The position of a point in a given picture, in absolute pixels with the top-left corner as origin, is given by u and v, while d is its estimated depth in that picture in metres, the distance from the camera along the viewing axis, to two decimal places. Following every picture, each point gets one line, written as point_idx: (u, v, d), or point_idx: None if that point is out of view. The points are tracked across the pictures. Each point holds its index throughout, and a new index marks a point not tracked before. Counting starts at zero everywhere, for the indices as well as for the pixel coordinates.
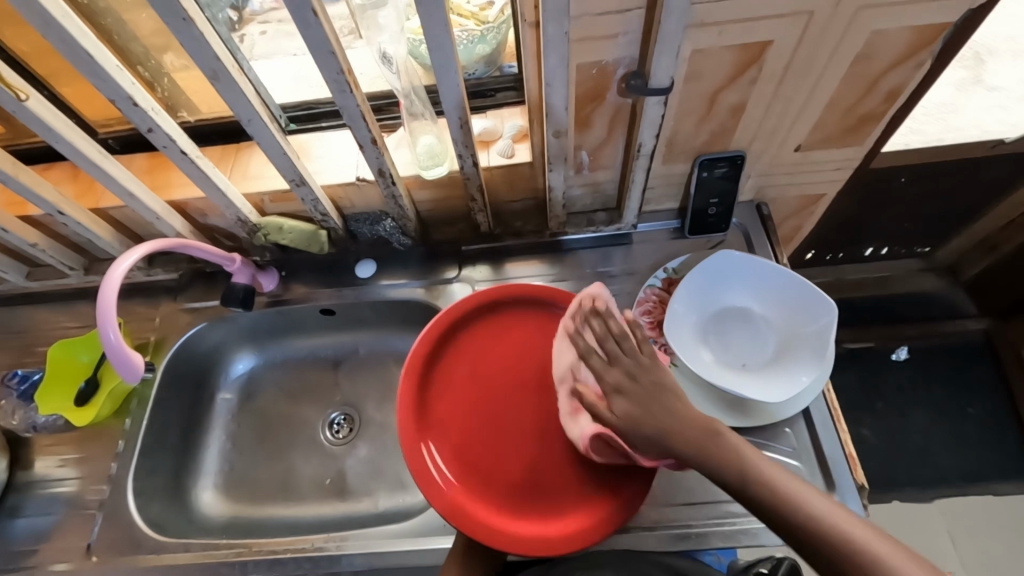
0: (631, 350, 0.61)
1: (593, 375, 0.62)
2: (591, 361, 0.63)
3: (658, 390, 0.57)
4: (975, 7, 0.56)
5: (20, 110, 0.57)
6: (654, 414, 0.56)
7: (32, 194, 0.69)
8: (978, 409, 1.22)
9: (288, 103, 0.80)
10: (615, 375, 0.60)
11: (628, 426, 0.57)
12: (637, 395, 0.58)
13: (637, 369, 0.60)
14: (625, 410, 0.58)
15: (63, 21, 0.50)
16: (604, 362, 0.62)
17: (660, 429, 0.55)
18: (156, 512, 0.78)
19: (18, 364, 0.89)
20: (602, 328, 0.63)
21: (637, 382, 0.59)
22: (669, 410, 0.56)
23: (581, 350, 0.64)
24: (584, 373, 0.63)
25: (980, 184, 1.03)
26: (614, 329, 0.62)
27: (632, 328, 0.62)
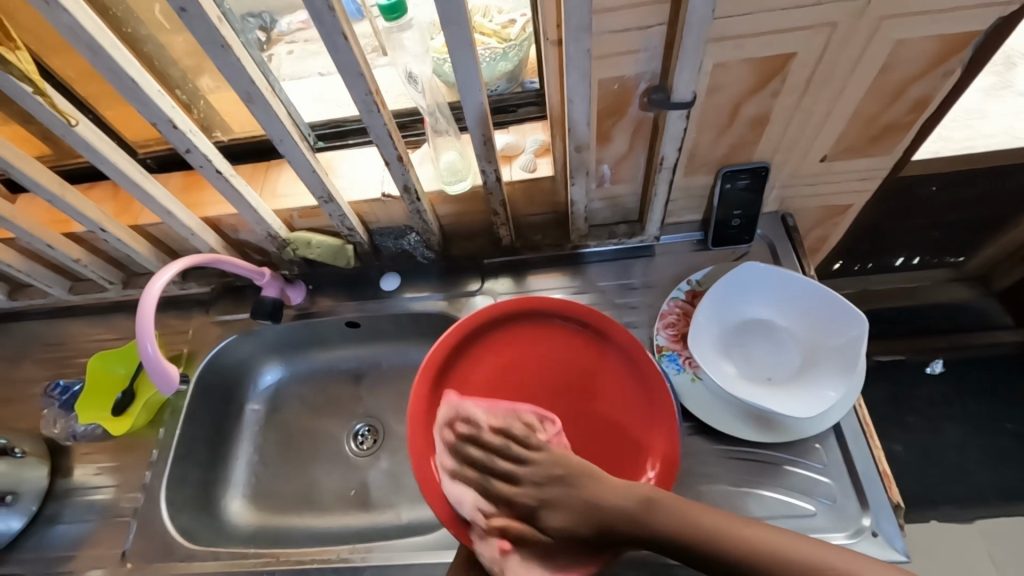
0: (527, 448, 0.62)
1: (502, 501, 0.61)
2: (490, 485, 0.62)
3: (564, 482, 0.58)
4: (1004, 15, 0.55)
5: (70, 134, 0.60)
6: (577, 513, 0.56)
7: (76, 212, 0.73)
8: (1020, 426, 1.17)
9: (317, 122, 0.83)
10: (521, 493, 0.59)
11: (567, 535, 0.56)
12: (551, 502, 0.57)
13: (537, 471, 0.59)
14: (554, 522, 0.57)
15: (110, 49, 0.53)
16: (504, 481, 0.61)
17: (596, 520, 0.55)
18: (187, 520, 0.80)
19: (59, 375, 0.92)
20: (479, 451, 0.65)
21: (544, 490, 0.58)
22: (588, 500, 0.56)
23: (475, 483, 0.63)
24: (484, 504, 0.62)
25: (1014, 191, 1.00)
26: (494, 442, 0.64)
27: (504, 432, 0.65)
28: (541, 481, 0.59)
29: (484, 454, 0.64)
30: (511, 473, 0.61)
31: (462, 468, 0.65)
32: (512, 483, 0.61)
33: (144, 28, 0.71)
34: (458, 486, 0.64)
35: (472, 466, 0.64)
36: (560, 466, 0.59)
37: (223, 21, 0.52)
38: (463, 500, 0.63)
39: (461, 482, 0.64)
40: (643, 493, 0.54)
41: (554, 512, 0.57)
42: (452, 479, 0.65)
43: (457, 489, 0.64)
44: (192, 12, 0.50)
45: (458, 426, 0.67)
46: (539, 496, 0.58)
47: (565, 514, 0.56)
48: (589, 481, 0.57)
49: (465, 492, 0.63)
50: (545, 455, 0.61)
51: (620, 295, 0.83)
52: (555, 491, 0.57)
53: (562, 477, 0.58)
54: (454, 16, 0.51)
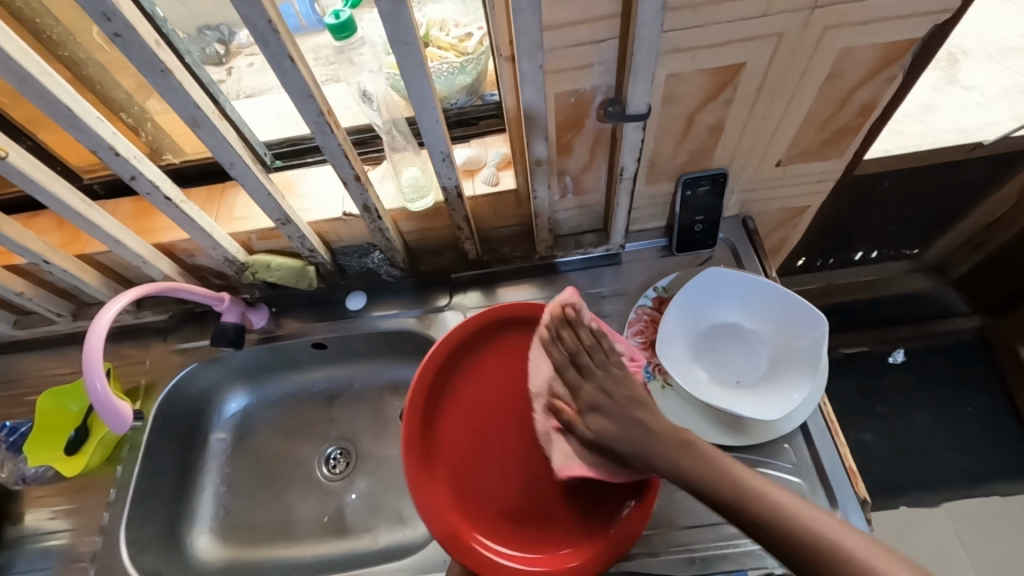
0: (603, 360, 0.65)
1: (569, 389, 0.65)
2: (566, 374, 0.66)
3: (633, 403, 0.62)
4: (939, 22, 0.57)
5: (1, 165, 0.57)
6: (626, 428, 0.60)
7: (16, 245, 0.69)
8: (977, 408, 1.23)
9: (273, 140, 0.80)
10: (589, 392, 0.64)
11: (602, 440, 0.61)
12: (607, 410, 0.62)
13: (613, 383, 0.63)
14: (599, 424, 0.62)
15: (38, 76, 0.50)
16: (578, 374, 0.65)
17: (635, 440, 0.59)
18: (151, 561, 0.77)
19: (6, 415, 0.88)
20: (572, 342, 0.67)
21: (608, 397, 0.63)
22: (637, 419, 0.60)
23: (557, 363, 0.67)
24: (559, 386, 0.67)
25: (961, 185, 1.04)
26: (586, 342, 0.66)
27: (597, 338, 0.67)
28: (610, 391, 0.63)
29: (575, 347, 0.66)
30: (589, 372, 0.65)
31: (551, 343, 0.68)
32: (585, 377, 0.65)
33: (82, 50, 0.68)
34: (539, 356, 0.68)
35: (561, 350, 0.67)
36: (629, 389, 0.63)
37: (162, 44, 0.50)
38: (538, 372, 0.68)
39: (541, 353, 0.68)
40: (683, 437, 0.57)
41: (609, 424, 0.61)
42: (539, 346, 0.68)
43: (535, 360, 0.69)
44: (126, 36, 0.47)
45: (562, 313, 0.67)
46: (603, 402, 0.63)
47: (618, 429, 0.60)
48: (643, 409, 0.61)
49: (542, 362, 0.68)
50: (621, 374, 0.64)
51: (590, 304, 0.83)
52: (616, 406, 0.62)
53: (631, 400, 0.62)
54: (404, 35, 0.50)
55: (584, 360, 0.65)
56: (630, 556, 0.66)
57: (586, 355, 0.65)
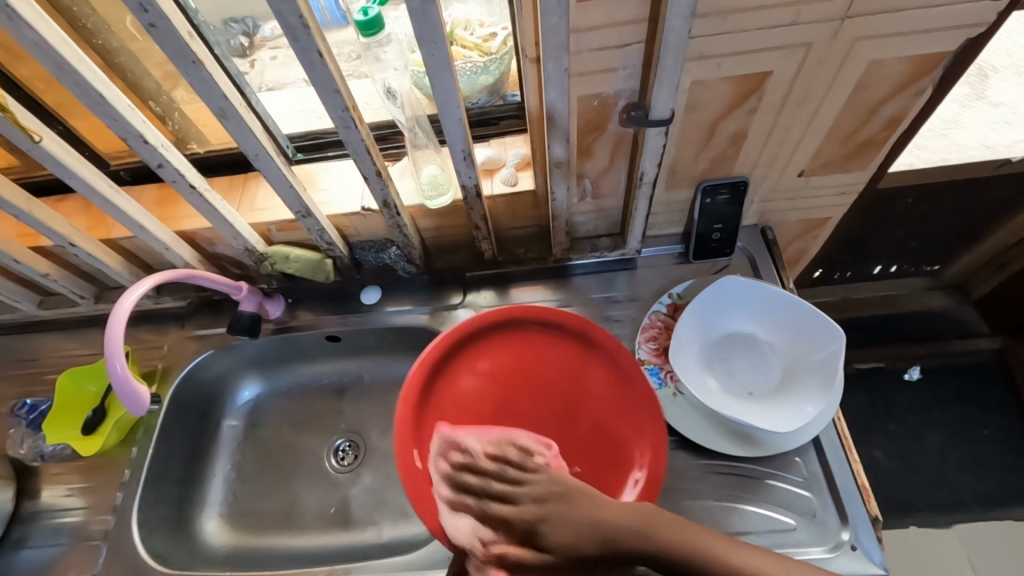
0: (519, 475, 0.62)
1: (495, 522, 0.60)
2: (487, 509, 0.61)
3: (561, 497, 0.58)
4: (974, 36, 0.56)
5: (35, 149, 0.58)
6: (579, 527, 0.55)
7: (45, 227, 0.70)
8: (994, 431, 1.20)
9: (296, 133, 0.81)
10: (518, 512, 0.59)
11: (569, 555, 0.54)
12: (552, 517, 0.56)
13: (537, 489, 0.59)
14: (553, 540, 0.55)
15: (75, 63, 0.51)
16: (499, 503, 0.61)
17: (597, 536, 0.54)
18: (160, 543, 0.78)
19: (28, 393, 0.90)
20: (477, 483, 0.64)
21: (544, 505, 0.58)
22: (592, 518, 0.55)
23: (474, 510, 0.62)
24: (484, 530, 0.60)
25: (987, 203, 1.02)
26: (492, 467, 0.64)
27: (500, 456, 0.65)
28: (540, 497, 0.59)
29: (482, 480, 0.64)
30: (508, 494, 0.61)
31: (458, 497, 0.64)
32: (508, 503, 0.60)
33: (115, 39, 0.70)
34: (454, 514, 0.63)
35: (470, 497, 0.63)
36: (559, 484, 0.59)
37: (194, 36, 0.51)
38: (459, 529, 0.61)
39: (458, 511, 0.63)
40: (646, 510, 0.54)
41: (553, 528, 0.56)
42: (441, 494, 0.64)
43: (455, 520, 0.62)
44: (161, 27, 0.48)
45: (453, 455, 0.67)
46: (536, 513, 0.58)
47: (565, 533, 0.55)
48: (584, 500, 0.57)
49: (461, 518, 0.62)
50: (542, 476, 0.61)
51: (603, 308, 0.83)
52: (552, 509, 0.57)
53: (560, 496, 0.58)
54: (431, 34, 0.51)
55: (497, 487, 0.62)
56: None
57: (498, 481, 0.63)
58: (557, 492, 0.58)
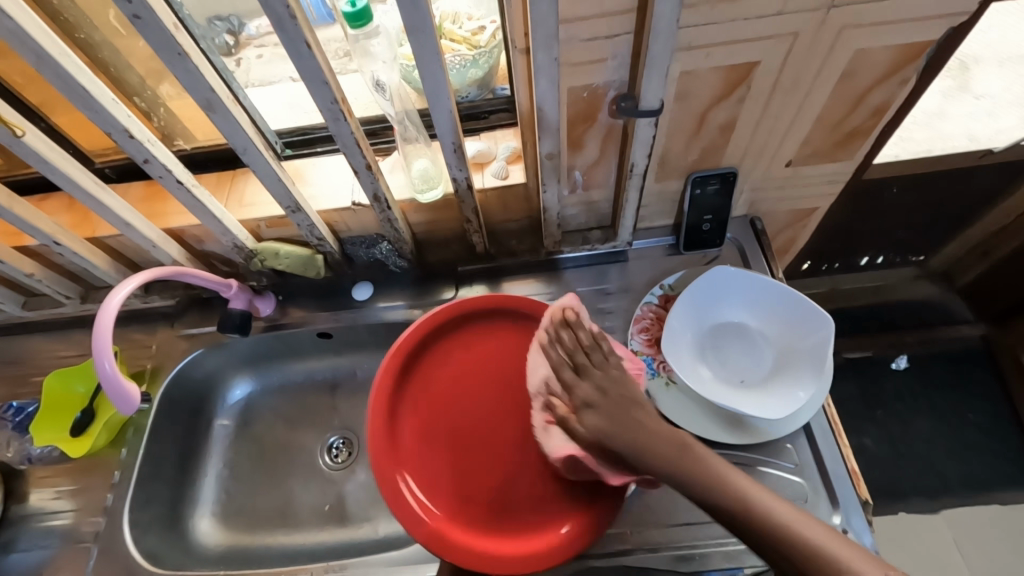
0: (598, 362, 0.62)
1: (563, 386, 0.63)
2: (562, 374, 0.63)
3: (628, 403, 0.59)
4: (956, 25, 0.57)
5: (17, 144, 0.57)
6: (621, 426, 0.57)
7: (28, 226, 0.69)
8: (979, 417, 1.22)
9: (284, 129, 0.81)
10: (585, 388, 0.61)
11: (601, 440, 0.58)
12: (604, 408, 0.59)
13: (607, 381, 0.61)
14: (597, 422, 0.58)
15: (57, 56, 0.51)
16: (573, 373, 0.63)
17: (628, 439, 0.56)
18: (153, 543, 0.77)
19: (13, 395, 0.88)
20: (570, 343, 0.65)
21: (606, 394, 0.60)
22: (636, 422, 0.57)
23: (554, 362, 0.64)
24: (556, 385, 0.64)
25: (970, 193, 1.04)
26: (581, 343, 0.64)
27: (596, 340, 0.64)
28: (607, 388, 0.60)
29: (574, 347, 0.64)
30: (585, 368, 0.62)
31: (550, 346, 0.66)
32: (580, 376, 0.62)
33: (98, 33, 0.69)
34: (538, 357, 0.66)
35: (562, 349, 0.64)
36: (626, 390, 0.60)
37: (179, 27, 0.51)
38: (534, 373, 0.66)
39: (541, 354, 0.66)
40: (683, 440, 0.54)
41: (602, 418, 0.58)
42: (536, 349, 0.67)
43: (532, 361, 0.67)
44: (146, 18, 0.48)
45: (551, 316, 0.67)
46: (597, 398, 0.60)
47: (610, 424, 0.57)
48: (634, 409, 0.58)
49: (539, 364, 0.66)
50: (615, 376, 0.61)
51: (596, 300, 0.84)
52: (610, 404, 0.59)
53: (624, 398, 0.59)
54: (420, 23, 0.51)
55: (579, 360, 0.63)
56: (631, 551, 0.66)
57: (580, 355, 0.63)
58: (620, 390, 0.60)
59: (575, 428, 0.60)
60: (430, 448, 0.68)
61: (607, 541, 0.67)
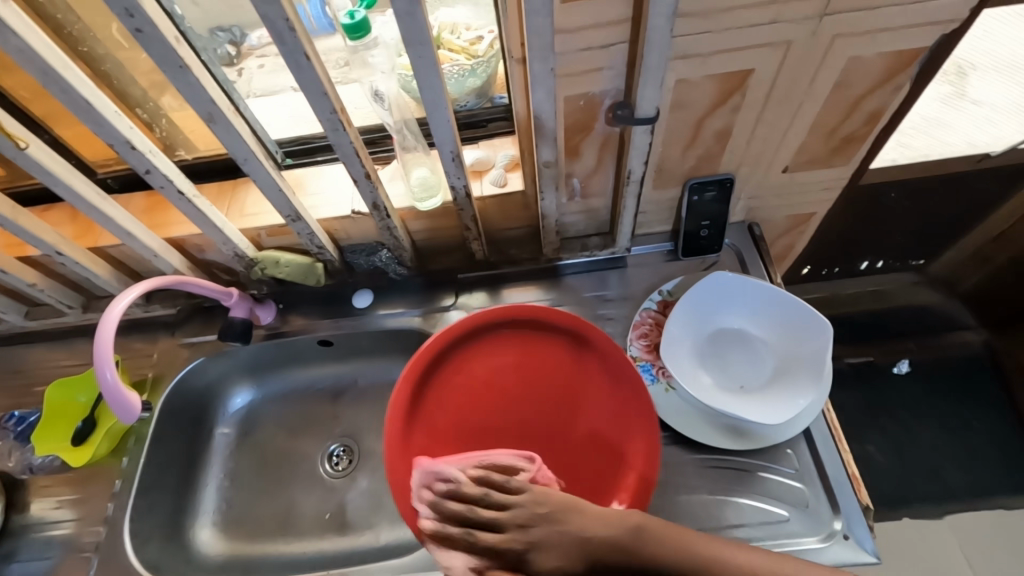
0: (503, 501, 0.55)
1: (488, 553, 0.54)
2: (476, 541, 0.54)
3: (553, 517, 0.54)
4: (948, 32, 0.58)
5: (20, 156, 0.58)
6: (572, 547, 0.53)
7: (30, 236, 0.70)
8: (982, 421, 1.22)
9: (285, 138, 0.81)
10: (508, 543, 0.53)
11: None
12: (543, 542, 0.53)
13: (522, 515, 0.54)
14: (547, 565, 0.52)
15: (61, 69, 0.51)
16: (489, 532, 0.54)
17: (591, 555, 0.53)
18: (154, 553, 0.77)
19: (15, 405, 0.88)
20: (460, 504, 0.56)
21: (531, 532, 0.53)
22: (584, 536, 0.53)
23: (464, 541, 0.54)
24: (475, 564, 0.54)
25: (968, 198, 1.04)
26: (473, 496, 0.56)
27: (483, 480, 0.57)
28: (528, 521, 0.54)
29: (466, 509, 0.56)
30: (498, 523, 0.54)
31: (443, 530, 0.56)
32: (499, 531, 0.54)
33: (101, 47, 0.70)
34: (442, 550, 0.55)
35: (456, 531, 0.55)
36: (545, 504, 0.55)
37: (181, 41, 0.52)
38: (453, 564, 0.54)
39: (444, 547, 0.55)
40: (634, 521, 0.54)
41: (550, 554, 0.53)
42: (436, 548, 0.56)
43: (442, 557, 0.55)
44: (148, 32, 0.49)
45: (436, 486, 0.59)
46: (531, 539, 0.53)
47: (561, 555, 0.52)
48: (573, 515, 0.54)
49: (453, 557, 0.54)
50: (528, 497, 0.55)
51: (595, 306, 0.84)
52: (550, 530, 0.53)
53: (556, 512, 0.54)
54: (418, 35, 0.51)
55: (484, 516, 0.55)
56: None
57: (481, 510, 0.55)
58: (546, 511, 0.54)
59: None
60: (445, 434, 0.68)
61: None
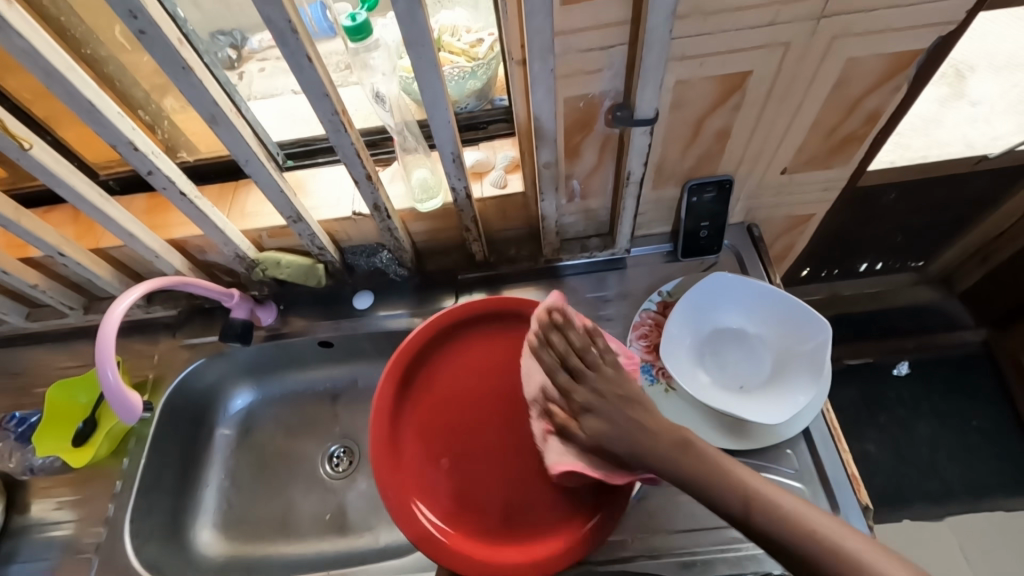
0: (595, 362, 0.61)
1: (561, 391, 0.61)
2: (558, 376, 0.62)
3: (624, 401, 0.58)
4: (944, 34, 0.59)
5: (24, 157, 0.58)
6: (621, 431, 0.57)
7: (33, 237, 0.70)
8: (981, 421, 1.22)
9: (286, 140, 0.82)
10: (579, 390, 0.60)
11: (602, 443, 0.58)
12: (603, 412, 0.58)
13: (604, 382, 0.60)
14: (595, 428, 0.58)
15: (65, 71, 0.52)
16: (569, 377, 0.62)
17: (631, 444, 0.56)
18: (154, 553, 0.77)
19: (16, 406, 0.89)
20: (562, 345, 0.63)
21: (603, 398, 0.59)
22: (633, 421, 0.57)
23: (548, 367, 0.63)
24: (552, 392, 0.62)
25: (966, 199, 1.04)
26: (578, 341, 0.63)
27: (589, 335, 0.63)
28: (604, 393, 0.59)
29: (568, 348, 0.63)
30: (581, 372, 0.61)
31: (540, 350, 0.64)
32: (577, 380, 0.61)
33: (104, 49, 0.70)
34: (531, 363, 0.65)
35: (552, 356, 0.63)
36: (622, 389, 0.59)
37: (184, 42, 0.52)
38: (528, 380, 0.64)
39: (533, 361, 0.65)
40: (684, 437, 0.55)
41: (601, 423, 0.58)
42: (530, 354, 0.65)
43: (527, 367, 0.65)
44: (151, 33, 0.49)
45: (556, 316, 0.64)
46: (595, 403, 0.59)
47: (610, 429, 0.57)
48: (642, 412, 0.57)
49: (533, 373, 0.64)
50: (616, 374, 0.60)
51: (595, 308, 0.84)
52: (612, 407, 0.58)
53: (626, 401, 0.58)
54: (419, 37, 0.52)
55: (573, 364, 0.61)
56: (632, 558, 0.65)
57: (575, 358, 0.62)
58: (621, 395, 0.59)
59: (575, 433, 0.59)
60: (431, 431, 0.71)
61: (607, 548, 0.66)
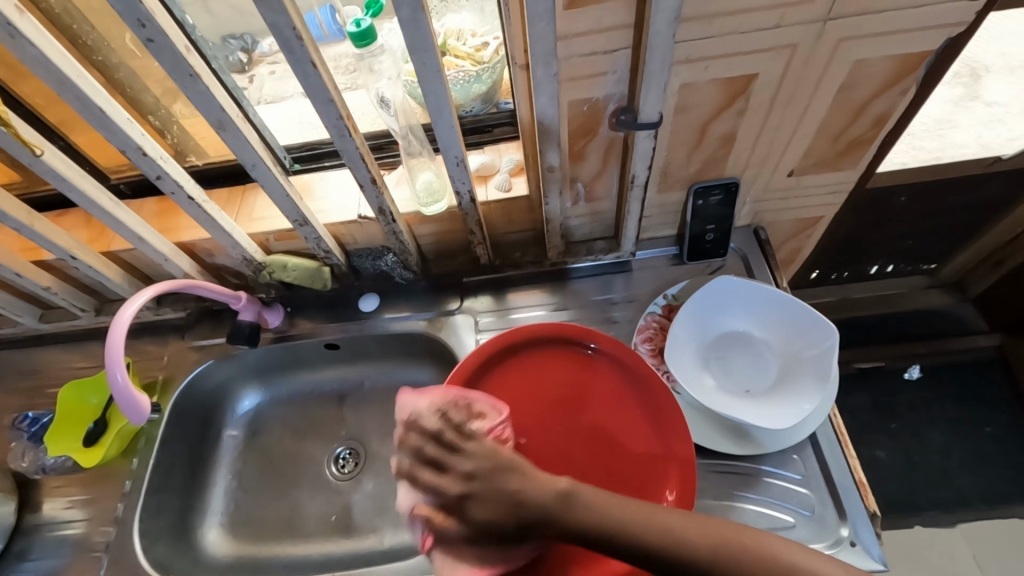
0: (454, 443, 0.57)
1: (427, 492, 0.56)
2: (420, 477, 0.56)
3: (497, 472, 0.54)
4: (954, 35, 0.58)
5: (36, 162, 0.60)
6: (504, 504, 0.53)
7: (45, 240, 0.71)
8: (995, 427, 1.20)
9: (294, 144, 0.82)
10: (448, 485, 0.55)
11: (491, 530, 0.53)
12: (480, 494, 0.53)
13: (470, 463, 0.55)
14: (478, 515, 0.53)
15: (75, 78, 0.53)
16: (430, 473, 0.56)
17: (521, 515, 0.52)
18: (162, 552, 0.78)
19: (29, 406, 0.90)
20: (416, 438, 0.58)
21: (471, 480, 0.54)
22: (513, 494, 0.53)
23: (407, 471, 0.57)
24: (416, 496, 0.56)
25: (979, 201, 1.03)
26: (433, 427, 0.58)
27: (444, 415, 0.59)
28: (471, 474, 0.54)
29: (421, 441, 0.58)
30: (442, 464, 0.56)
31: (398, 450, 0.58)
32: (440, 473, 0.56)
33: (114, 55, 0.71)
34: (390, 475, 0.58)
35: (406, 453, 0.58)
36: (490, 459, 0.55)
37: (191, 49, 0.53)
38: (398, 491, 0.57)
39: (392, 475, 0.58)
40: (561, 487, 0.53)
41: (483, 507, 0.53)
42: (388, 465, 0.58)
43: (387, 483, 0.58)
44: (159, 41, 0.50)
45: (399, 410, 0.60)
46: (467, 489, 0.54)
47: (496, 511, 0.53)
48: (518, 473, 0.54)
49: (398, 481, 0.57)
50: (478, 447, 0.56)
51: (600, 311, 0.84)
52: (484, 486, 0.54)
53: (500, 467, 0.54)
54: (421, 42, 0.52)
55: (432, 453, 0.57)
56: None
57: (432, 447, 0.57)
58: (489, 466, 0.54)
59: (459, 532, 0.54)
60: None
61: None
